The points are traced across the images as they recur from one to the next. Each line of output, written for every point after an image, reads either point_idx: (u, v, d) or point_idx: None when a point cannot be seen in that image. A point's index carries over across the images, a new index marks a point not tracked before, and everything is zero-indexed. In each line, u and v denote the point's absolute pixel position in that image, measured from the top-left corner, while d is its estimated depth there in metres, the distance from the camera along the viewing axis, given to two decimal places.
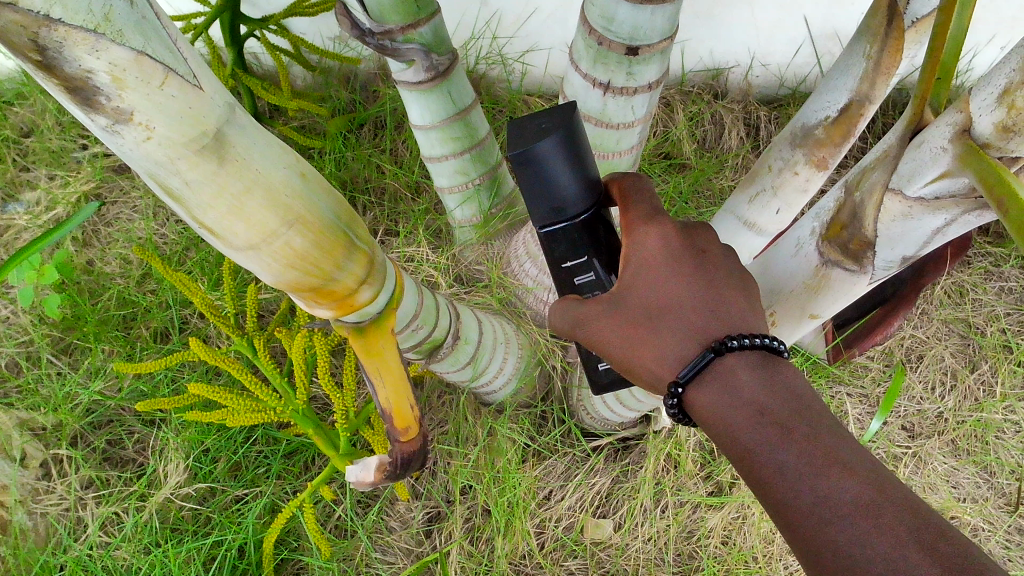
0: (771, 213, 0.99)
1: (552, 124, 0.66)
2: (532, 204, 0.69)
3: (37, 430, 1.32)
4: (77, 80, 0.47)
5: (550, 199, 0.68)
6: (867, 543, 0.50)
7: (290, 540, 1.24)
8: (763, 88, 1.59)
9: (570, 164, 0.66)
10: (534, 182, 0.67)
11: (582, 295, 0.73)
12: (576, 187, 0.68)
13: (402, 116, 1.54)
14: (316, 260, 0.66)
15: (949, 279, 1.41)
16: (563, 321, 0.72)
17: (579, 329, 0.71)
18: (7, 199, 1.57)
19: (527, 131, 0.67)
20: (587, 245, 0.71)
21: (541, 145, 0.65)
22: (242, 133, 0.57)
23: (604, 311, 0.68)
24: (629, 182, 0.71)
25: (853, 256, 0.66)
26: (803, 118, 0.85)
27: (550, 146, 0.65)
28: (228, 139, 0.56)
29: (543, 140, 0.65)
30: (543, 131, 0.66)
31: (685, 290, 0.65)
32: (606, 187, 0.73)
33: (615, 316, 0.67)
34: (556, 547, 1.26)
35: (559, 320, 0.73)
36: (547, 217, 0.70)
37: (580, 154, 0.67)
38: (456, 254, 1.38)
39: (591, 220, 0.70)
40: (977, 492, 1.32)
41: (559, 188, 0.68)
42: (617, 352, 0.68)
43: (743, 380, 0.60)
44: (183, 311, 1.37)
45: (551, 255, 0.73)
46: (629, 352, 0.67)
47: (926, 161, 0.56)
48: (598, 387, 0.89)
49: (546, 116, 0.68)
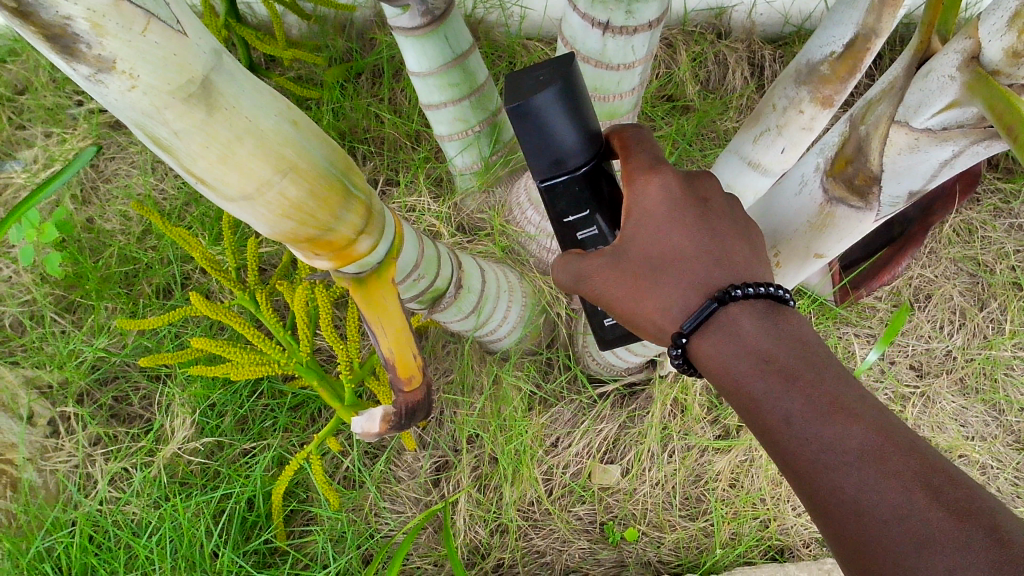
0: (776, 152, 0.97)
1: (550, 77, 0.64)
2: (531, 157, 0.67)
3: (43, 387, 1.33)
4: (56, 27, 0.45)
5: (549, 153, 0.66)
6: (873, 488, 0.50)
7: (298, 492, 1.24)
8: (767, 26, 1.55)
9: (569, 117, 0.64)
10: (532, 136, 0.65)
11: (585, 250, 0.72)
12: (576, 140, 0.66)
13: (400, 64, 1.52)
14: (311, 209, 0.65)
15: (957, 217, 1.38)
16: (566, 276, 0.71)
17: (582, 283, 0.70)
18: (5, 158, 1.56)
19: (524, 85, 0.64)
20: (589, 199, 0.70)
21: (539, 100, 0.63)
22: (232, 80, 0.56)
23: (604, 265, 0.67)
24: (630, 134, 0.69)
25: (858, 192, 0.64)
26: (807, 55, 0.82)
27: (548, 100, 0.63)
28: (216, 87, 0.54)
29: (541, 94, 0.63)
30: (540, 84, 0.63)
31: (688, 241, 0.64)
32: (605, 139, 0.71)
33: (618, 269, 0.66)
34: (564, 493, 1.27)
35: (562, 275, 0.72)
36: (547, 170, 0.68)
37: (579, 106, 0.65)
38: (457, 202, 1.37)
39: (592, 173, 0.69)
40: (985, 430, 1.32)
41: (559, 141, 0.65)
42: (620, 305, 0.67)
43: (747, 329, 0.59)
44: (184, 266, 1.36)
45: (552, 209, 0.71)
46: (632, 305, 0.66)
47: (933, 91, 0.54)
48: (605, 343, 0.90)
49: (542, 67, 0.65)
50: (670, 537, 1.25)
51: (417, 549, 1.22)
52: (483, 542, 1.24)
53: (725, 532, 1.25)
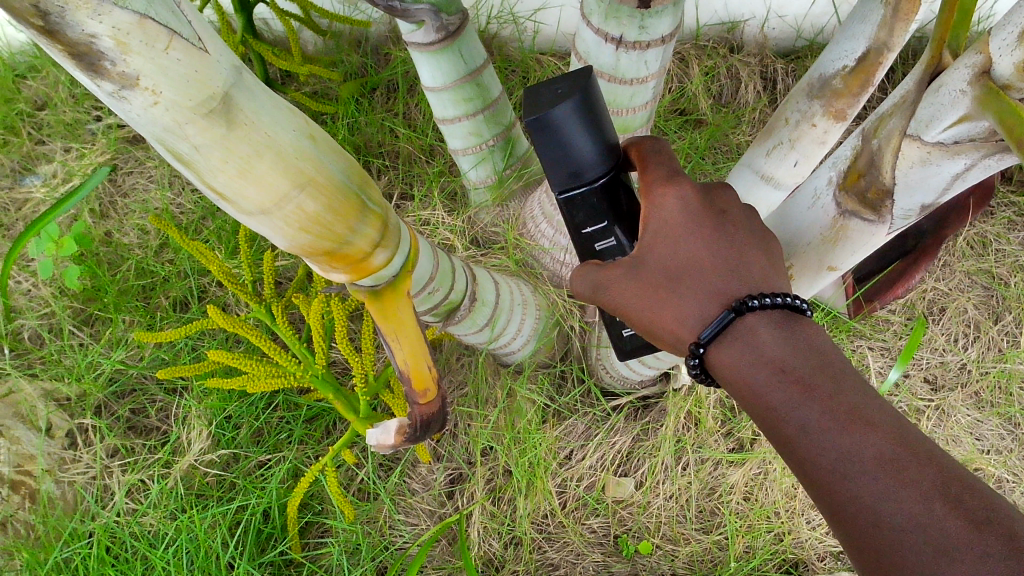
0: (789, 166, 0.97)
1: (567, 90, 0.65)
2: (549, 170, 0.68)
3: (62, 400, 1.34)
4: (81, 45, 0.47)
5: (567, 165, 0.67)
6: (892, 498, 0.50)
7: (314, 504, 1.25)
8: (780, 40, 1.56)
9: (587, 129, 0.65)
10: (550, 148, 0.66)
11: (603, 261, 0.72)
12: (594, 152, 0.67)
13: (415, 78, 1.53)
14: (329, 222, 0.66)
15: (971, 230, 1.38)
16: (584, 287, 0.72)
17: (600, 292, 0.70)
18: (25, 173, 1.58)
19: (542, 97, 0.65)
20: (606, 211, 0.70)
21: (556, 111, 0.64)
22: (251, 96, 0.57)
23: (622, 276, 0.67)
24: (647, 146, 0.70)
25: (871, 206, 0.65)
26: (820, 69, 0.83)
27: (566, 112, 0.64)
28: (236, 103, 0.55)
29: (560, 106, 0.64)
30: (558, 97, 0.64)
31: (705, 252, 0.64)
32: (623, 151, 0.72)
33: (636, 279, 0.66)
34: (578, 506, 1.27)
35: (580, 286, 0.72)
36: (564, 182, 0.69)
37: (596, 118, 0.66)
38: (471, 216, 1.38)
39: (610, 184, 0.69)
40: (1001, 443, 1.32)
41: (576, 154, 0.66)
42: (638, 315, 0.67)
43: (764, 339, 0.59)
44: (201, 280, 1.37)
45: (570, 221, 0.72)
46: (650, 317, 0.66)
47: (945, 105, 0.54)
48: (624, 353, 0.90)
49: (561, 81, 0.67)
50: (684, 550, 1.25)
51: (432, 561, 1.23)
52: (497, 555, 1.24)
53: (740, 545, 1.25)
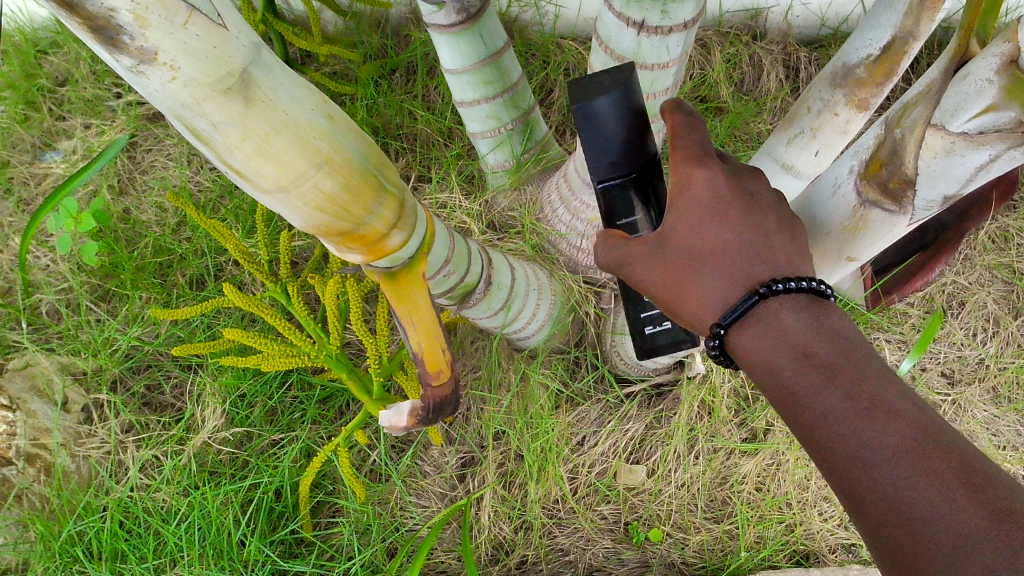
0: (810, 155, 0.96)
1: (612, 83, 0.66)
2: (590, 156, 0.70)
3: (78, 374, 1.34)
4: (100, 19, 0.46)
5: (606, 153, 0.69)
6: (912, 487, 0.49)
7: (325, 484, 1.24)
8: (803, 28, 1.55)
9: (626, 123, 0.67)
10: (591, 137, 0.68)
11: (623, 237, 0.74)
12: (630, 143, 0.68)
13: (435, 61, 1.52)
14: (345, 204, 0.66)
15: (993, 223, 1.36)
16: (608, 263, 0.72)
17: (625, 269, 0.70)
18: (45, 148, 1.59)
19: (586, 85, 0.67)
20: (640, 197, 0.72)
21: (599, 104, 0.66)
22: (269, 73, 0.56)
23: (648, 251, 0.67)
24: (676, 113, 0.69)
25: (892, 196, 0.62)
26: (844, 57, 0.82)
27: (608, 105, 0.65)
28: (254, 80, 0.55)
29: (601, 99, 0.65)
30: (601, 89, 0.66)
31: (732, 231, 0.64)
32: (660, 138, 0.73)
33: (661, 258, 0.66)
34: (589, 492, 1.26)
35: (604, 260, 0.72)
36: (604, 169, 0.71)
37: (637, 115, 0.68)
38: (489, 199, 1.38)
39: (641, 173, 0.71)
40: (1017, 439, 1.30)
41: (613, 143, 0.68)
42: (663, 296, 0.67)
43: (787, 323, 0.59)
44: (218, 258, 1.37)
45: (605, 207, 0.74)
46: (672, 293, 0.66)
47: (970, 93, 0.52)
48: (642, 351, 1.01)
49: (606, 75, 0.68)
50: (694, 539, 1.24)
51: (442, 542, 1.22)
52: (507, 538, 1.24)
53: (751, 535, 1.24)
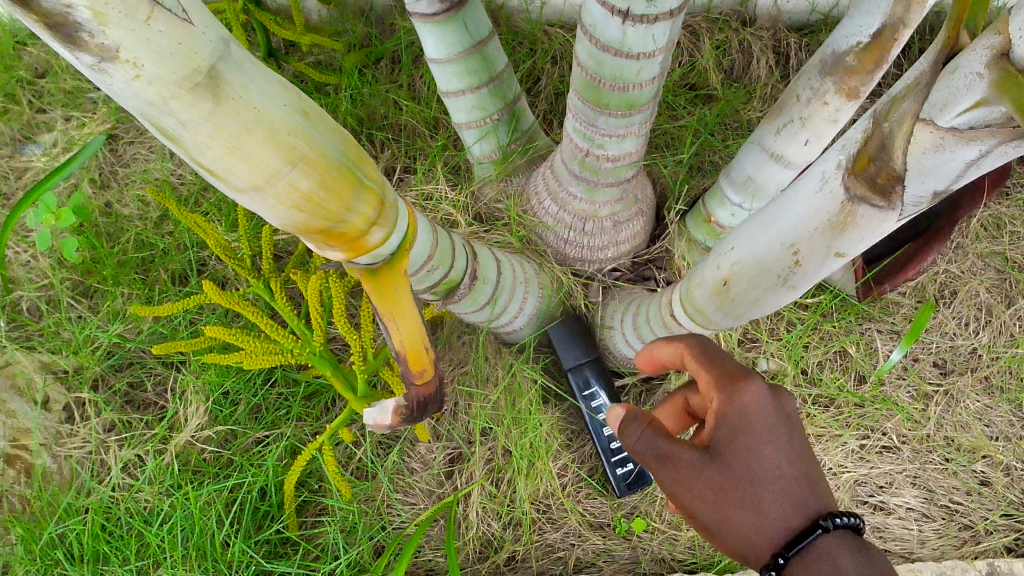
0: (799, 144, 0.95)
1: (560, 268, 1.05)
2: None
3: (59, 372, 1.32)
4: (57, 15, 0.45)
5: None
6: None
7: (311, 482, 1.23)
8: (794, 14, 1.52)
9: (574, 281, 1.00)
10: None
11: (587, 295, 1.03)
12: None
13: (420, 50, 1.50)
14: (322, 201, 0.63)
15: (985, 211, 1.34)
16: (634, 448, 0.71)
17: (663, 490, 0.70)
18: (25, 141, 1.56)
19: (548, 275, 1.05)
20: None
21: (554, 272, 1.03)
22: (239, 69, 0.54)
23: (694, 462, 0.67)
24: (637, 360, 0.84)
25: (881, 191, 0.59)
26: (834, 45, 0.81)
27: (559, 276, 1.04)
28: (224, 76, 0.53)
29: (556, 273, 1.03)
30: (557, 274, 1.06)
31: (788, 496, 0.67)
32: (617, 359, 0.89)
33: (713, 470, 0.67)
34: (579, 487, 1.25)
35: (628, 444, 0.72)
36: None
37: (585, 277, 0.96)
38: (475, 191, 1.36)
39: None
40: (1010, 430, 1.29)
41: None
42: (704, 514, 0.68)
43: (845, 562, 0.61)
44: (201, 253, 1.35)
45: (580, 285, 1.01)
46: (716, 510, 0.67)
47: (960, 88, 0.51)
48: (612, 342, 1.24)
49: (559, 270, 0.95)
50: (685, 535, 1.23)
51: (430, 540, 1.21)
52: (495, 536, 1.23)
53: None
